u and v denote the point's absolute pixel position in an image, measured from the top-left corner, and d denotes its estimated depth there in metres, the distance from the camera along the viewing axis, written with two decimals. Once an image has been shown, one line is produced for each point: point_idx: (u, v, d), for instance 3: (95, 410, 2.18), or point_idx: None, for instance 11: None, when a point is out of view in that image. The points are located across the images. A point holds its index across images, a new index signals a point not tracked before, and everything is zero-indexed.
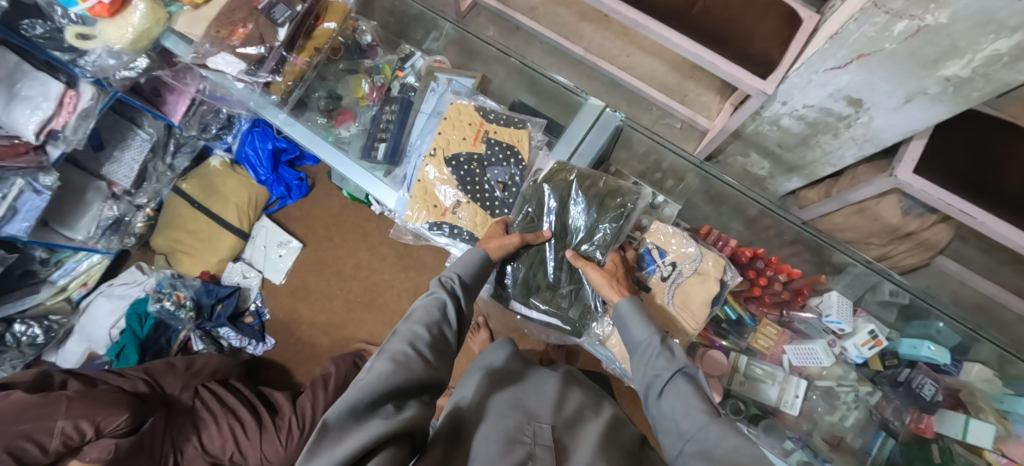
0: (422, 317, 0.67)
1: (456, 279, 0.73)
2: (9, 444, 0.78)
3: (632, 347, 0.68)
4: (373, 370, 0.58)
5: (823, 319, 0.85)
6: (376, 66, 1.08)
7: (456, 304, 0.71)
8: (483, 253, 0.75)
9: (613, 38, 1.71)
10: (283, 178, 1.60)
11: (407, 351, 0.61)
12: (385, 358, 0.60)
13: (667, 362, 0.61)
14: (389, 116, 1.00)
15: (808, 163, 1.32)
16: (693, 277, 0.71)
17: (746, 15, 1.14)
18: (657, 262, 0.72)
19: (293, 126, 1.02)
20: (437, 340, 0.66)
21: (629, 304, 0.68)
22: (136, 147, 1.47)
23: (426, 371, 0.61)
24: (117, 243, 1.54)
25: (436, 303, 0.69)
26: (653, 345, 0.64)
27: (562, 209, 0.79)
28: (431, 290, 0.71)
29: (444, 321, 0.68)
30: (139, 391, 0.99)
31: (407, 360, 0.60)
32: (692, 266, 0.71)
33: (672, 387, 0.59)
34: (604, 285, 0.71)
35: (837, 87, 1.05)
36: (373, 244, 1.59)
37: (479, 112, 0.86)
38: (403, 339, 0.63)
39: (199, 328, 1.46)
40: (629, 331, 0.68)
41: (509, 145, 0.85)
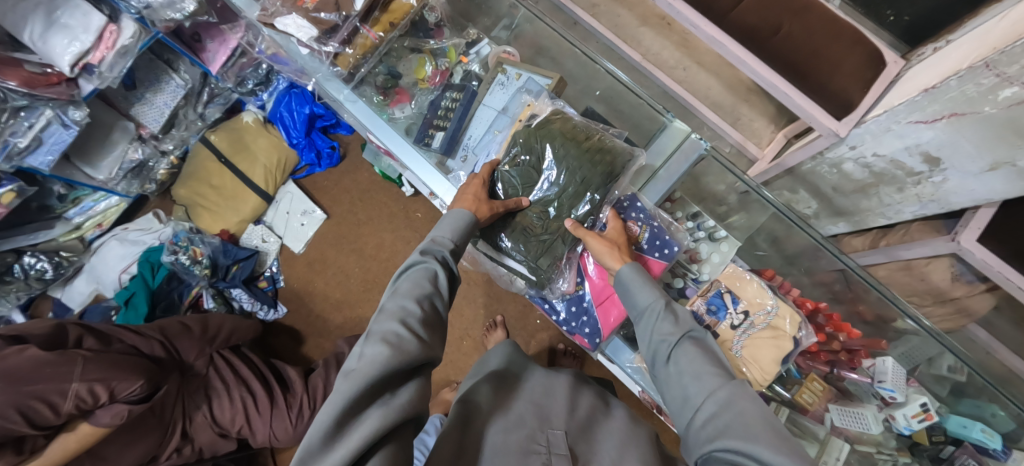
0: (409, 290, 0.68)
1: (443, 247, 0.73)
2: (20, 403, 0.72)
3: (636, 314, 0.70)
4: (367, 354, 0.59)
5: (875, 385, 0.81)
6: (441, 49, 1.01)
7: (444, 270, 0.72)
8: (470, 215, 0.77)
9: (672, 48, 1.64)
10: (314, 144, 1.54)
11: (399, 329, 0.61)
12: (377, 341, 0.60)
13: (674, 326, 0.65)
14: (450, 104, 0.95)
15: (860, 211, 1.28)
16: (766, 331, 0.67)
17: (830, 46, 1.07)
18: (729, 309, 0.68)
19: (354, 103, 1.00)
20: (428, 315, 0.67)
21: (632, 271, 0.71)
22: (168, 91, 1.40)
23: (420, 351, 0.61)
24: (137, 188, 1.49)
25: (426, 274, 0.70)
26: (660, 309, 0.67)
27: (544, 161, 0.81)
28: (414, 261, 0.71)
29: (435, 294, 0.69)
30: (155, 356, 0.95)
31: (401, 342, 0.60)
32: (767, 319, 0.67)
33: (679, 351, 0.62)
34: (606, 254, 0.75)
35: (916, 141, 1.00)
36: (398, 226, 1.54)
37: (560, 122, 0.83)
38: (393, 316, 0.64)
39: (211, 286, 1.42)
40: (632, 296, 0.70)
41: (586, 158, 0.80)
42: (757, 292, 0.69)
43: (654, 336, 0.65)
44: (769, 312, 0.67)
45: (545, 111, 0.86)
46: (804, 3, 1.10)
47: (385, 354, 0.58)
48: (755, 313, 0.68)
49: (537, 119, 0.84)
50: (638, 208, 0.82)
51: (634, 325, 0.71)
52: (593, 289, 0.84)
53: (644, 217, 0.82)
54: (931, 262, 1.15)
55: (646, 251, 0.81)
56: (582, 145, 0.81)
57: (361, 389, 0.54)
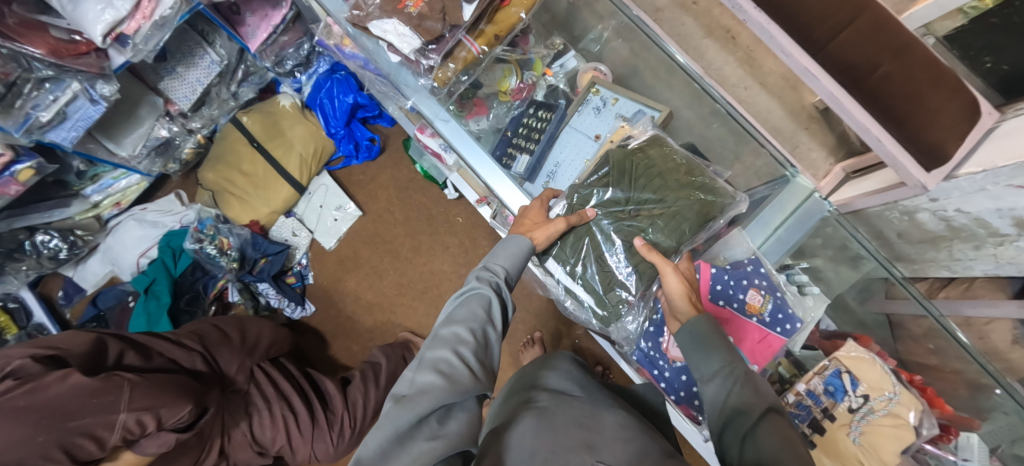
0: (463, 317, 0.61)
1: (498, 275, 0.67)
2: (63, 440, 0.65)
3: (701, 376, 0.60)
4: (417, 382, 0.54)
5: (959, 463, 0.79)
6: (528, 60, 0.92)
7: (501, 298, 0.65)
8: (529, 243, 0.69)
9: (736, 64, 1.58)
10: (353, 135, 1.45)
11: (452, 357, 0.56)
12: (427, 370, 0.55)
13: (756, 398, 0.54)
14: (536, 122, 0.87)
15: (923, 260, 1.25)
16: (886, 418, 0.63)
17: (928, 95, 1.03)
18: (848, 391, 0.64)
19: (447, 123, 0.89)
20: (483, 348, 0.60)
21: (705, 323, 0.62)
22: (202, 67, 1.28)
23: (472, 382, 0.55)
24: (160, 167, 1.39)
25: (480, 302, 0.63)
26: (737, 377, 0.57)
27: (630, 185, 0.71)
28: (468, 287, 0.65)
29: (490, 323, 0.62)
30: (196, 370, 0.89)
31: (453, 371, 0.55)
32: (888, 405, 0.63)
33: (760, 424, 0.51)
34: (681, 297, 0.64)
35: (1009, 205, 0.96)
36: (437, 230, 1.47)
37: (656, 147, 0.73)
38: (446, 343, 0.58)
39: (238, 279, 1.34)
40: (699, 353, 0.61)
41: (676, 186, 0.69)
42: (877, 376, 0.65)
43: (729, 404, 0.55)
44: (891, 399, 0.63)
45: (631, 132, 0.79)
46: (905, 44, 1.06)
47: (438, 382, 0.53)
48: (877, 398, 0.63)
49: (635, 142, 0.75)
50: (762, 275, 0.79)
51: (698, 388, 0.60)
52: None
53: (767, 286, 0.78)
54: (992, 322, 1.14)
55: (768, 324, 0.77)
56: (671, 179, 0.70)
57: (416, 416, 0.50)
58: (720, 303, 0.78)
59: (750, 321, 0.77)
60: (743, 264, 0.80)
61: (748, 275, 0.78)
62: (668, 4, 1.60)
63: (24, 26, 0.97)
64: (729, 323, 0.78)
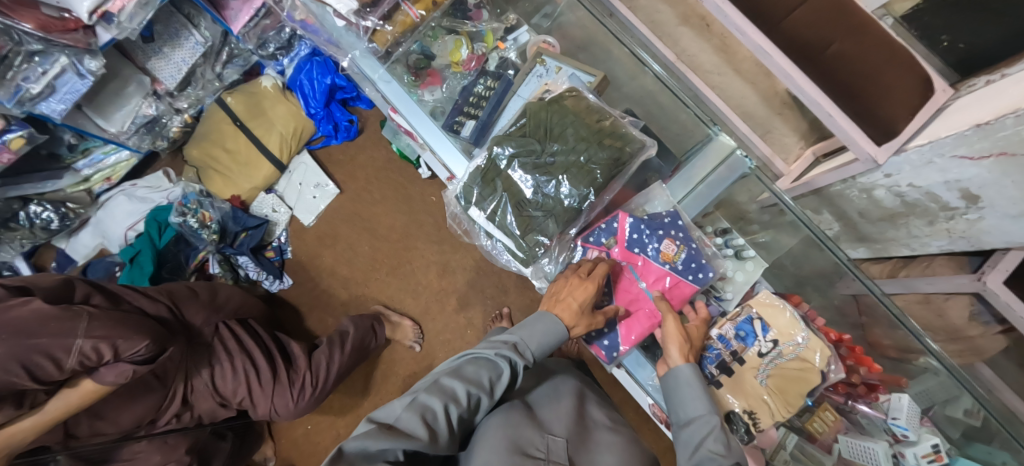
0: (470, 377, 0.63)
1: (522, 357, 0.68)
2: (24, 357, 0.72)
3: (681, 419, 0.62)
4: (399, 421, 0.54)
5: (889, 421, 0.81)
6: (478, 32, 0.97)
7: (510, 377, 0.67)
8: (565, 334, 0.71)
9: (710, 51, 1.58)
10: (333, 116, 1.50)
11: (441, 413, 0.57)
12: (415, 409, 0.56)
13: (726, 449, 0.56)
14: (484, 91, 0.91)
15: (885, 239, 1.25)
16: (794, 362, 0.65)
17: (882, 71, 1.04)
18: (759, 337, 0.67)
19: (389, 84, 0.93)
20: (469, 409, 0.62)
21: (691, 372, 0.63)
22: (188, 48, 1.34)
23: (446, 441, 0.57)
24: (149, 144, 1.46)
25: (489, 370, 0.65)
26: (713, 423, 0.59)
27: (547, 135, 0.75)
28: (486, 352, 0.67)
29: (487, 392, 0.64)
30: (160, 316, 0.94)
31: (432, 418, 0.56)
32: (796, 349, 0.65)
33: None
34: (674, 342, 0.65)
35: (957, 177, 0.97)
36: (412, 208, 1.51)
37: (579, 102, 0.76)
38: (440, 392, 0.59)
39: (218, 252, 1.40)
40: (683, 400, 0.63)
41: (591, 136, 0.73)
42: (788, 322, 0.68)
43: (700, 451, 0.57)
44: (800, 344, 0.65)
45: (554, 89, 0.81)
46: (862, 20, 1.06)
47: (421, 431, 0.54)
48: (785, 342, 0.66)
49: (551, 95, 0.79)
50: (679, 226, 0.78)
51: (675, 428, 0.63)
52: (619, 296, 0.78)
53: (683, 236, 0.77)
54: (951, 298, 1.14)
55: (681, 272, 0.75)
56: (585, 127, 0.74)
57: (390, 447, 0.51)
58: (632, 249, 0.76)
59: (662, 268, 0.76)
60: (660, 215, 0.79)
61: (664, 226, 0.77)
62: None
63: (16, 3, 1.04)
64: (642, 268, 0.76)
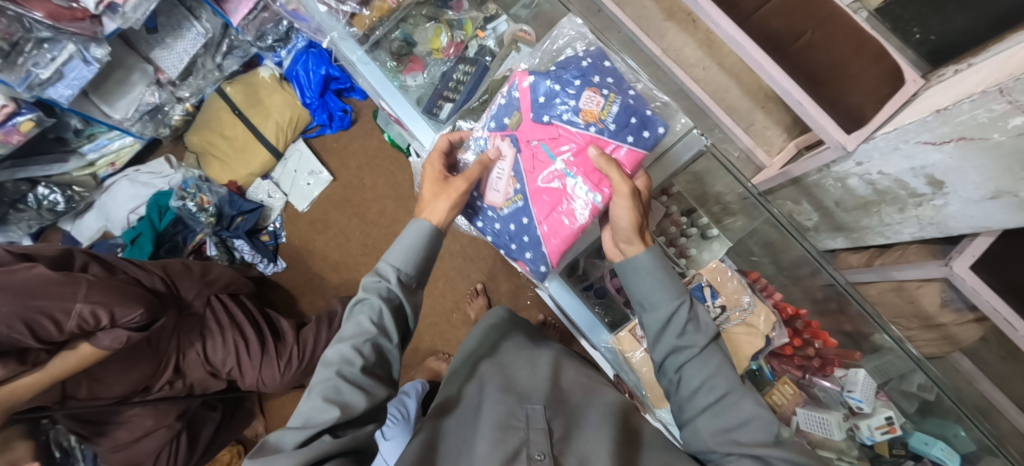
0: (352, 335, 0.62)
1: (386, 279, 0.66)
2: (26, 316, 0.77)
3: (648, 308, 0.65)
4: (306, 418, 0.56)
5: (845, 394, 0.83)
6: (458, 20, 1.01)
7: (394, 306, 0.66)
8: (430, 228, 0.68)
9: (694, 46, 1.62)
10: (327, 106, 1.56)
11: (342, 386, 0.57)
12: (317, 397, 0.57)
13: (699, 334, 0.62)
14: (462, 77, 0.96)
15: (860, 228, 1.28)
16: (740, 326, 0.68)
17: (849, 62, 1.08)
18: (707, 301, 0.69)
19: (367, 65, 1.01)
20: (371, 360, 0.62)
21: (653, 263, 0.64)
22: (190, 39, 1.40)
23: (363, 405, 0.58)
24: (152, 131, 1.52)
25: (369, 313, 0.64)
26: (681, 312, 0.63)
27: None
28: (361, 296, 0.65)
29: (380, 335, 0.64)
30: (155, 289, 1.00)
31: (344, 397, 0.57)
32: (743, 315, 0.68)
33: (700, 359, 0.61)
34: (628, 229, 0.66)
35: (922, 163, 0.99)
36: (402, 195, 1.57)
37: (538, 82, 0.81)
38: (333, 367, 0.60)
39: (216, 235, 1.45)
40: (650, 290, 0.65)
41: None
42: (736, 288, 0.70)
43: (674, 363, 0.62)
44: (745, 309, 0.68)
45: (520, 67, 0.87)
46: (831, 12, 1.09)
47: (328, 410, 0.55)
48: (732, 308, 0.68)
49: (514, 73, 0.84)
50: (601, 76, 0.71)
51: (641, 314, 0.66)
52: (532, 190, 0.73)
53: (608, 88, 0.71)
54: (923, 285, 1.15)
55: (609, 132, 0.69)
56: None
57: (308, 437, 0.53)
58: (544, 119, 0.72)
59: (585, 132, 0.70)
60: (579, 62, 0.74)
61: (573, 76, 0.72)
62: None
63: None
64: (556, 141, 0.72)
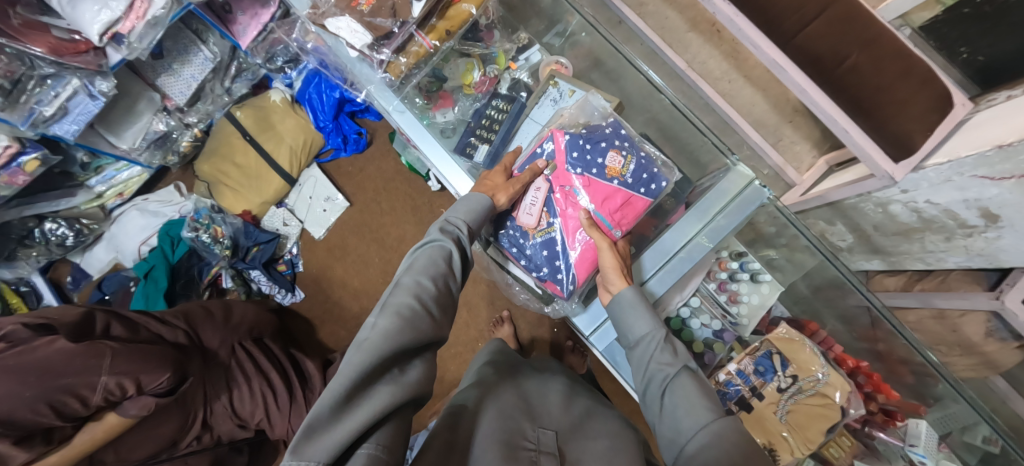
0: (423, 268, 0.65)
1: (459, 228, 0.71)
2: (50, 396, 0.73)
3: (630, 341, 0.71)
4: (379, 328, 0.57)
5: (906, 448, 0.80)
6: (490, 53, 0.96)
7: (461, 253, 0.70)
8: (488, 201, 0.75)
9: (720, 58, 1.55)
10: (341, 129, 1.50)
11: (416, 306, 0.60)
12: (390, 313, 0.58)
13: (672, 358, 0.66)
14: (496, 114, 0.91)
15: (899, 252, 1.25)
16: (813, 398, 0.67)
17: (897, 87, 1.03)
18: (777, 371, 0.68)
19: (403, 114, 0.90)
20: (441, 294, 0.65)
21: (634, 295, 0.71)
22: (197, 64, 1.34)
23: (431, 329, 0.61)
24: (160, 159, 1.46)
25: (441, 254, 0.67)
26: (657, 338, 0.68)
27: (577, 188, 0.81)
28: (433, 238, 0.69)
29: (450, 274, 0.67)
30: (178, 342, 0.95)
31: (415, 318, 0.59)
32: (815, 386, 0.67)
33: (676, 383, 0.64)
34: (612, 270, 0.73)
35: (976, 196, 0.95)
36: (421, 220, 1.52)
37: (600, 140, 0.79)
38: (407, 291, 0.62)
39: (231, 267, 1.42)
40: (629, 322, 0.71)
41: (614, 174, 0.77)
42: (807, 356, 0.70)
43: (650, 374, 0.67)
44: (820, 380, 0.67)
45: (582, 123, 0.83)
46: (878, 33, 1.04)
47: (399, 329, 0.56)
48: (805, 378, 0.67)
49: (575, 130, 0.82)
50: (622, 137, 0.79)
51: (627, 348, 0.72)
52: (564, 221, 0.78)
53: (627, 147, 0.79)
54: (966, 314, 1.12)
55: (632, 186, 0.78)
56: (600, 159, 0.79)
57: (379, 363, 0.54)
58: (575, 172, 0.77)
59: (610, 184, 0.77)
60: (602, 128, 0.81)
61: (606, 139, 0.79)
62: None
63: (26, 27, 1.03)
64: (592, 189, 0.77)
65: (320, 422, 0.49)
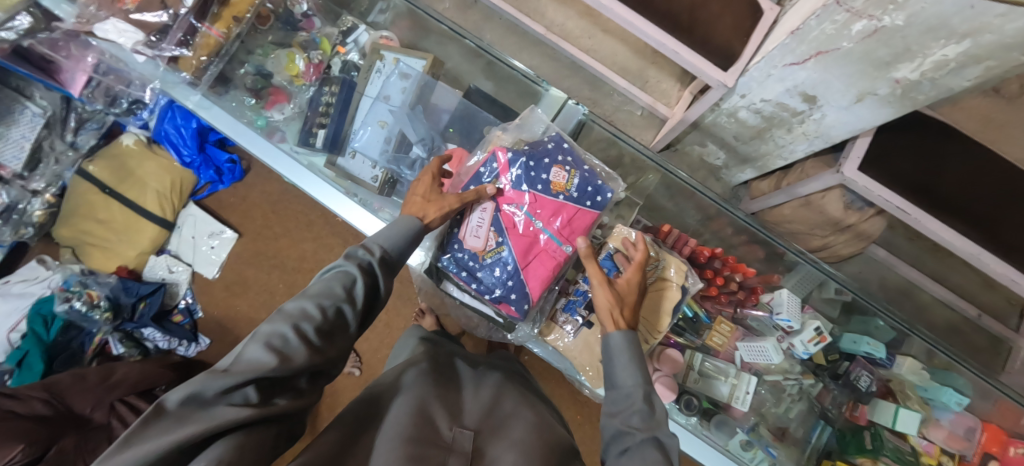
0: (318, 291, 0.57)
1: (371, 253, 0.63)
2: None
3: (610, 388, 0.61)
4: (241, 358, 0.48)
5: (773, 317, 0.86)
6: (312, 40, 0.95)
7: (370, 279, 0.61)
8: (418, 222, 0.69)
9: (576, 17, 1.62)
10: (212, 160, 1.42)
11: (290, 333, 0.51)
12: (261, 340, 0.50)
13: (645, 422, 0.54)
14: (329, 99, 0.89)
15: (761, 155, 1.35)
16: (655, 284, 0.78)
17: (711, 2, 1.11)
18: (620, 268, 0.78)
19: (210, 109, 0.87)
20: (330, 323, 0.56)
21: (623, 340, 0.62)
22: (25, 123, 1.24)
23: (305, 361, 0.51)
24: (10, 234, 1.33)
25: (341, 278, 0.59)
26: (640, 396, 0.57)
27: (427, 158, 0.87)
28: (337, 262, 0.61)
29: (348, 299, 0.58)
30: (41, 414, 0.88)
31: (288, 347, 0.51)
32: (657, 273, 0.78)
33: (641, 450, 0.51)
34: (605, 309, 0.66)
35: (794, 83, 1.05)
36: (319, 234, 1.48)
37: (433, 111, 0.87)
38: (287, 318, 0.53)
39: (117, 330, 1.32)
40: (614, 371, 0.61)
41: (557, 187, 0.73)
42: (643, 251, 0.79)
43: (613, 427, 0.55)
44: (657, 267, 0.78)
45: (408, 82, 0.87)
46: None
47: (268, 358, 0.48)
48: (645, 269, 0.78)
49: (407, 100, 0.87)
50: (564, 151, 0.76)
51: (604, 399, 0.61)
52: (514, 241, 0.73)
53: (571, 162, 0.75)
54: (826, 195, 1.21)
55: (578, 199, 0.74)
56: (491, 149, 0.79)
57: (231, 385, 0.44)
58: (524, 187, 0.72)
59: (556, 200, 0.73)
60: (544, 143, 0.77)
61: (549, 153, 0.75)
62: None
63: None
64: (541, 206, 0.73)
65: (131, 441, 0.38)
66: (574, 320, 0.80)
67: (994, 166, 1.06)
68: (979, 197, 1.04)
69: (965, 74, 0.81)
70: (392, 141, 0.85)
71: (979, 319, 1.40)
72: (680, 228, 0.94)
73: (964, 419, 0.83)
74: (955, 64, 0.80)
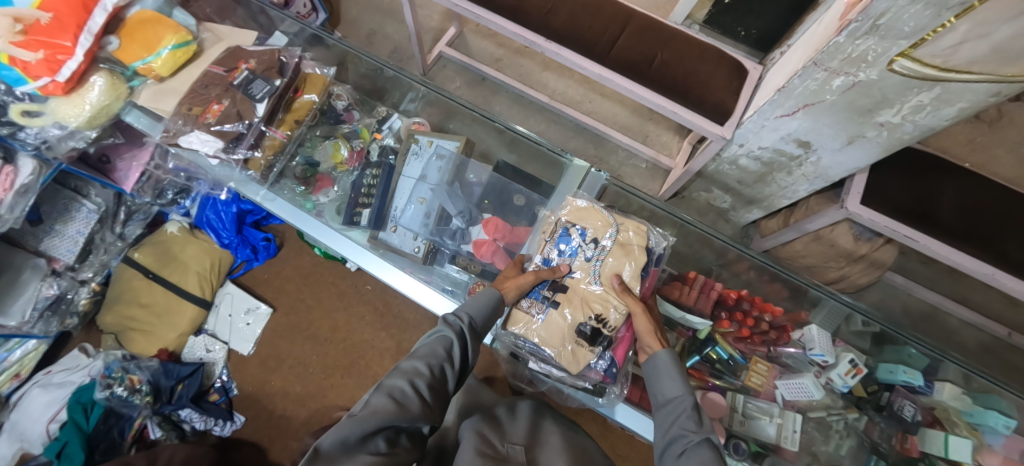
0: (425, 353, 0.71)
1: (465, 321, 0.75)
2: None
3: (659, 401, 0.74)
4: (373, 404, 0.63)
5: (808, 354, 0.89)
6: (354, 131, 1.08)
7: (463, 345, 0.74)
8: (496, 293, 0.78)
9: (575, 85, 1.78)
10: (248, 240, 1.51)
11: (407, 388, 0.65)
12: (383, 392, 0.64)
13: (697, 425, 0.68)
14: (372, 181, 0.99)
15: (766, 196, 1.44)
16: (617, 248, 0.80)
17: (700, 68, 1.25)
18: (580, 239, 0.81)
19: (274, 201, 0.97)
20: (435, 378, 0.69)
21: (670, 358, 0.74)
22: (80, 219, 1.33)
23: (420, 411, 0.64)
24: (57, 325, 1.38)
25: (442, 341, 0.73)
26: (687, 404, 0.70)
27: (467, 229, 0.94)
28: (438, 327, 0.75)
29: (448, 360, 0.72)
30: None
31: (404, 399, 0.64)
32: (613, 238, 0.80)
33: (696, 450, 0.65)
34: (647, 334, 0.76)
35: (787, 131, 1.15)
36: (350, 303, 1.53)
37: (469, 191, 0.97)
38: (404, 374, 0.68)
39: (156, 413, 1.33)
40: (663, 385, 0.73)
41: (608, 250, 0.80)
42: (599, 218, 0.82)
43: (671, 431, 0.69)
44: (613, 232, 0.81)
45: (445, 163, 0.98)
46: (668, 35, 1.28)
47: (390, 407, 0.62)
48: (601, 234, 0.81)
49: (446, 179, 0.97)
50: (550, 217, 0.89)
51: (655, 410, 0.74)
52: (566, 304, 0.78)
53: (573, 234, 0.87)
54: (835, 227, 1.27)
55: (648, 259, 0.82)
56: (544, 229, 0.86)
57: (366, 433, 0.58)
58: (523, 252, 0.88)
59: (587, 262, 0.80)
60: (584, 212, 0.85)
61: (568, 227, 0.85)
62: (504, 52, 1.81)
63: None
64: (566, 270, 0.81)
65: None
66: (540, 303, 0.79)
67: (976, 191, 1.16)
68: (974, 220, 1.12)
69: (942, 115, 0.90)
70: (433, 215, 0.94)
71: (1009, 337, 1.42)
72: (704, 274, 0.98)
73: (1016, 443, 0.81)
74: (930, 107, 0.89)
